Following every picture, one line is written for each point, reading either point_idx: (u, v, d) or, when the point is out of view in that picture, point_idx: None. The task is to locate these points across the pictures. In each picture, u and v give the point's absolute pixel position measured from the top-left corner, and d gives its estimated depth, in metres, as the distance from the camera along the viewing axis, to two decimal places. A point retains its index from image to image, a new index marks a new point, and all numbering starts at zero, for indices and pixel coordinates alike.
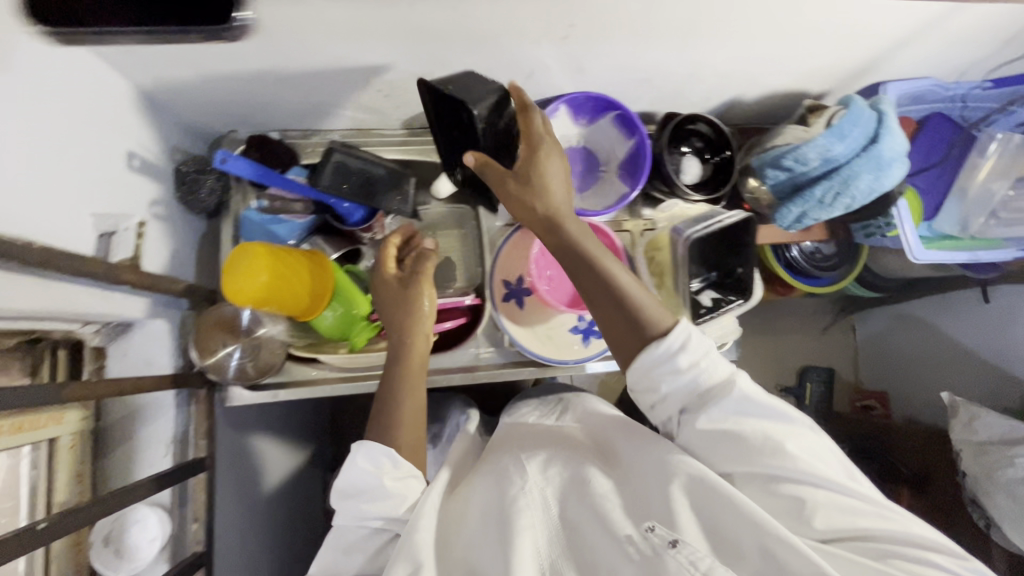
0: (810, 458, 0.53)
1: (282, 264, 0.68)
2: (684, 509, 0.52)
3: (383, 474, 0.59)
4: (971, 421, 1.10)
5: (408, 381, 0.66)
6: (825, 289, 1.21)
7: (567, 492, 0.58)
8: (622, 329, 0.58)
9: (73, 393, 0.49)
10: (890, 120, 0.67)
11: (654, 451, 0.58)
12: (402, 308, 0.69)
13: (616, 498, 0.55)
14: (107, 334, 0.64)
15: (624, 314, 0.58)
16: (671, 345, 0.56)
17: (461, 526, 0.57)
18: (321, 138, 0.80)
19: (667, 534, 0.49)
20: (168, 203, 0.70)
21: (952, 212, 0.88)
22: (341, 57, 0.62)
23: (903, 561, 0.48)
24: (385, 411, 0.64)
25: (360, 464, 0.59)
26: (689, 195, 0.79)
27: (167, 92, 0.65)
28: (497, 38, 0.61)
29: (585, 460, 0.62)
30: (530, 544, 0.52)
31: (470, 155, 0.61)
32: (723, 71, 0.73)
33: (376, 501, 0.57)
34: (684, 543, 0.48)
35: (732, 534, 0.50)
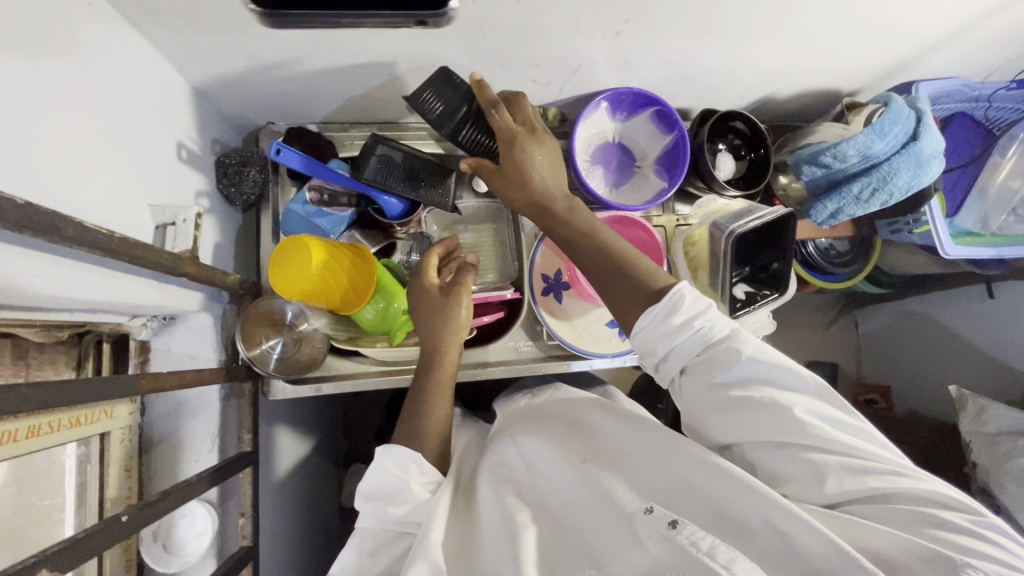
0: (819, 421, 0.50)
1: (334, 260, 0.68)
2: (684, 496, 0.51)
3: (408, 478, 0.60)
4: (981, 413, 1.13)
5: (434, 387, 0.68)
6: (838, 285, 1.24)
7: (564, 484, 0.57)
8: (625, 297, 0.58)
9: (146, 384, 0.50)
10: (928, 118, 0.69)
11: (650, 435, 0.58)
12: (439, 318, 0.70)
13: (616, 485, 0.54)
14: (153, 328, 0.64)
15: (624, 286, 0.59)
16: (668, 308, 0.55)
17: (475, 530, 0.57)
18: (358, 131, 0.80)
19: (667, 514, 0.48)
20: (210, 195, 0.69)
21: (973, 209, 0.91)
22: (396, 48, 0.61)
23: (934, 526, 0.45)
24: (416, 416, 0.66)
25: (387, 468, 0.60)
26: (727, 190, 0.80)
27: (214, 82, 0.64)
28: (551, 33, 0.62)
29: (582, 447, 0.61)
30: (533, 539, 0.52)
31: (464, 162, 0.65)
32: (763, 69, 0.74)
33: (403, 504, 0.58)
34: (684, 521, 0.47)
35: (738, 514, 0.48)
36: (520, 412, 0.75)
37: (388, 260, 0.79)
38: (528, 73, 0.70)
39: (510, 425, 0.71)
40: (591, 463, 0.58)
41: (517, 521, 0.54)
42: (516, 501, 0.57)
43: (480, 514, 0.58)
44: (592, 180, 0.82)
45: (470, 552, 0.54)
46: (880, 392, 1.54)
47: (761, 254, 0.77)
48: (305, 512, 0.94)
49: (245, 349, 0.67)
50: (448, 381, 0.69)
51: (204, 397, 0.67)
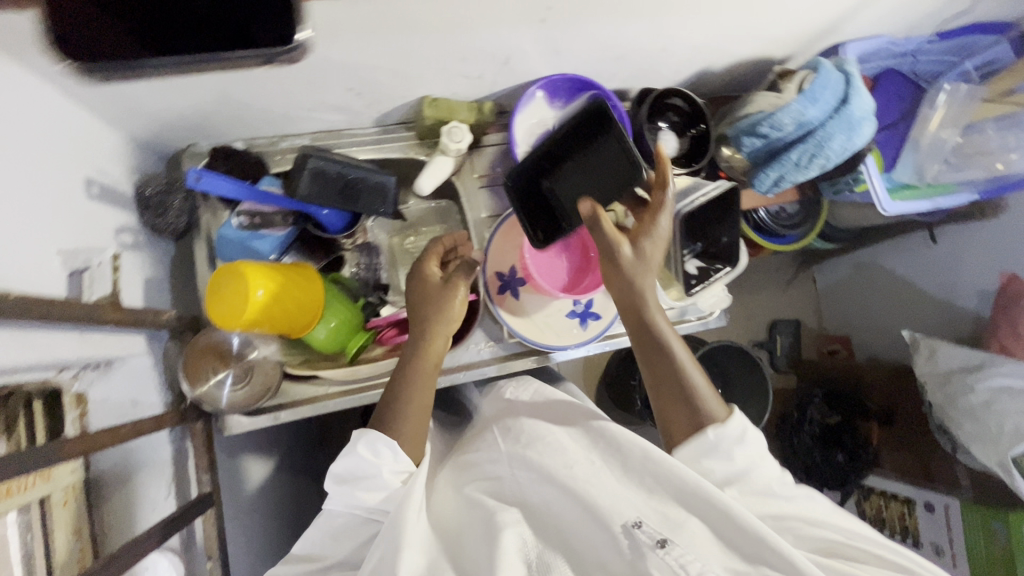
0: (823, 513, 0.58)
1: (285, 289, 0.64)
2: (675, 513, 0.55)
3: (381, 465, 0.60)
4: (933, 354, 1.19)
5: (419, 381, 0.67)
6: (791, 246, 1.27)
7: (552, 492, 0.59)
8: (683, 416, 0.62)
9: (72, 449, 0.46)
10: (856, 81, 0.70)
11: (640, 448, 0.60)
12: (432, 307, 0.69)
13: (604, 494, 0.56)
14: (86, 377, 0.57)
15: (681, 402, 0.63)
16: (728, 438, 0.60)
17: (459, 534, 0.58)
18: (289, 144, 0.76)
19: (655, 534, 0.52)
20: (134, 230, 0.65)
21: (909, 161, 0.93)
22: (311, 57, 0.58)
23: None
24: (393, 405, 0.65)
25: (362, 453, 0.59)
26: (672, 169, 0.79)
27: (119, 110, 0.60)
28: (474, 26, 0.59)
29: (570, 452, 0.63)
30: (513, 539, 0.53)
31: (590, 202, 0.66)
32: (695, 44, 0.73)
33: (371, 489, 0.58)
34: (672, 543, 0.51)
35: (725, 535, 0.53)
36: (501, 412, 0.77)
37: (335, 275, 0.79)
38: (457, 68, 0.67)
39: (496, 425, 0.73)
40: (578, 471, 0.60)
41: (500, 521, 0.56)
42: (501, 505, 0.58)
43: (461, 514, 0.60)
44: None
45: (450, 547, 0.56)
46: (840, 342, 1.65)
47: (711, 228, 0.78)
48: (283, 538, 0.92)
49: (190, 387, 0.65)
50: (431, 375, 0.68)
51: (151, 442, 0.65)
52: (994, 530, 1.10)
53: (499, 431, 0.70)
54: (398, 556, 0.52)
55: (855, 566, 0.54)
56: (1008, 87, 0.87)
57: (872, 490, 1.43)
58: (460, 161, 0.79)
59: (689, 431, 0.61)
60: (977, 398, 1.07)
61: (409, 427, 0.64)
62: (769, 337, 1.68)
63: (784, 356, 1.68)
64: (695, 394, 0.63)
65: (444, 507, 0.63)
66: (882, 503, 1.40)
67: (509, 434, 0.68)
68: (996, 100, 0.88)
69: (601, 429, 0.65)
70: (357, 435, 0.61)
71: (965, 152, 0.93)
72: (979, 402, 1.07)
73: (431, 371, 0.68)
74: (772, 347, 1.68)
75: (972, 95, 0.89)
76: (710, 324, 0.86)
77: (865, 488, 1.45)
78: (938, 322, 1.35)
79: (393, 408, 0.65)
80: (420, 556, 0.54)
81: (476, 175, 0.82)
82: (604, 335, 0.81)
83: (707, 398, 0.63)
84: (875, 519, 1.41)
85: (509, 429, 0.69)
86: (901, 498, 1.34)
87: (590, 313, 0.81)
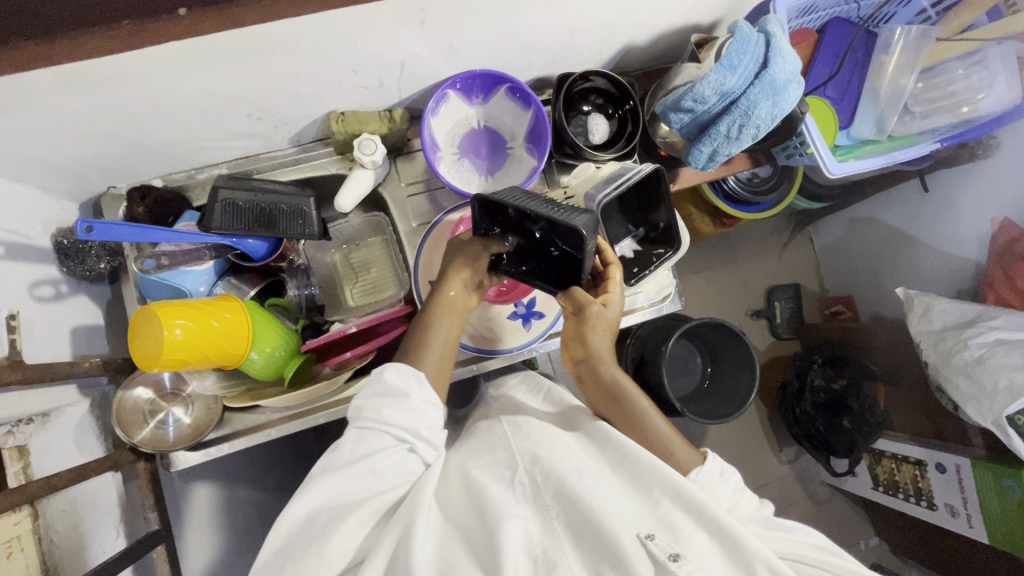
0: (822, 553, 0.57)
1: (206, 339, 0.64)
2: (685, 526, 0.52)
3: (408, 390, 0.57)
4: (927, 311, 1.10)
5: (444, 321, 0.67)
6: (770, 212, 1.17)
7: (558, 493, 0.55)
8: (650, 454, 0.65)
9: None
10: (776, 42, 0.65)
11: (649, 459, 0.57)
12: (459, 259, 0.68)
13: (613, 504, 0.54)
14: (24, 430, 0.59)
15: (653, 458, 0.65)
16: (709, 478, 0.62)
17: (462, 524, 0.54)
18: (207, 175, 0.76)
19: (668, 548, 0.49)
20: (57, 281, 0.67)
21: (868, 114, 0.87)
22: (188, 89, 0.57)
23: None
24: (416, 340, 0.65)
25: (388, 379, 0.58)
26: (598, 156, 0.76)
27: (12, 168, 0.60)
28: (348, 38, 0.56)
29: (579, 458, 0.60)
30: (518, 531, 0.51)
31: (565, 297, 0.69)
32: (605, 22, 0.69)
33: (400, 411, 0.56)
34: (684, 558, 0.49)
35: (734, 552, 0.51)
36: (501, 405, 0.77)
37: (274, 300, 0.78)
38: (352, 81, 0.65)
39: (504, 420, 0.70)
40: (588, 476, 0.56)
41: (505, 510, 0.52)
42: (502, 493, 0.55)
43: (465, 499, 0.57)
44: (462, 174, 0.78)
45: (460, 533, 0.53)
46: (843, 302, 1.48)
47: (648, 212, 0.74)
48: None
49: (128, 436, 0.67)
50: (455, 314, 0.68)
51: (98, 485, 0.66)
52: (1008, 487, 0.98)
53: (507, 426, 0.68)
54: (412, 544, 0.50)
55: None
56: (966, 23, 0.81)
57: (882, 453, 1.28)
58: (383, 172, 0.78)
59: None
60: (971, 355, 0.99)
61: (436, 353, 0.65)
62: (767, 304, 1.53)
63: (785, 323, 1.53)
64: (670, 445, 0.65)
65: (449, 493, 0.59)
66: (895, 466, 1.25)
67: (519, 432, 0.65)
68: (952, 39, 0.83)
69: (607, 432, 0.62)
70: (386, 363, 0.59)
71: (928, 98, 0.87)
72: (974, 359, 0.99)
73: (456, 308, 0.68)
74: (772, 314, 1.52)
75: (927, 33, 0.84)
76: (663, 310, 0.84)
77: (875, 451, 1.30)
78: (942, 276, 1.22)
79: (418, 337, 0.65)
80: (428, 542, 0.52)
81: (403, 183, 0.81)
82: (546, 335, 0.80)
83: (679, 445, 0.66)
84: (888, 484, 1.28)
85: (519, 427, 0.67)
86: (911, 460, 1.19)
87: (532, 313, 0.79)
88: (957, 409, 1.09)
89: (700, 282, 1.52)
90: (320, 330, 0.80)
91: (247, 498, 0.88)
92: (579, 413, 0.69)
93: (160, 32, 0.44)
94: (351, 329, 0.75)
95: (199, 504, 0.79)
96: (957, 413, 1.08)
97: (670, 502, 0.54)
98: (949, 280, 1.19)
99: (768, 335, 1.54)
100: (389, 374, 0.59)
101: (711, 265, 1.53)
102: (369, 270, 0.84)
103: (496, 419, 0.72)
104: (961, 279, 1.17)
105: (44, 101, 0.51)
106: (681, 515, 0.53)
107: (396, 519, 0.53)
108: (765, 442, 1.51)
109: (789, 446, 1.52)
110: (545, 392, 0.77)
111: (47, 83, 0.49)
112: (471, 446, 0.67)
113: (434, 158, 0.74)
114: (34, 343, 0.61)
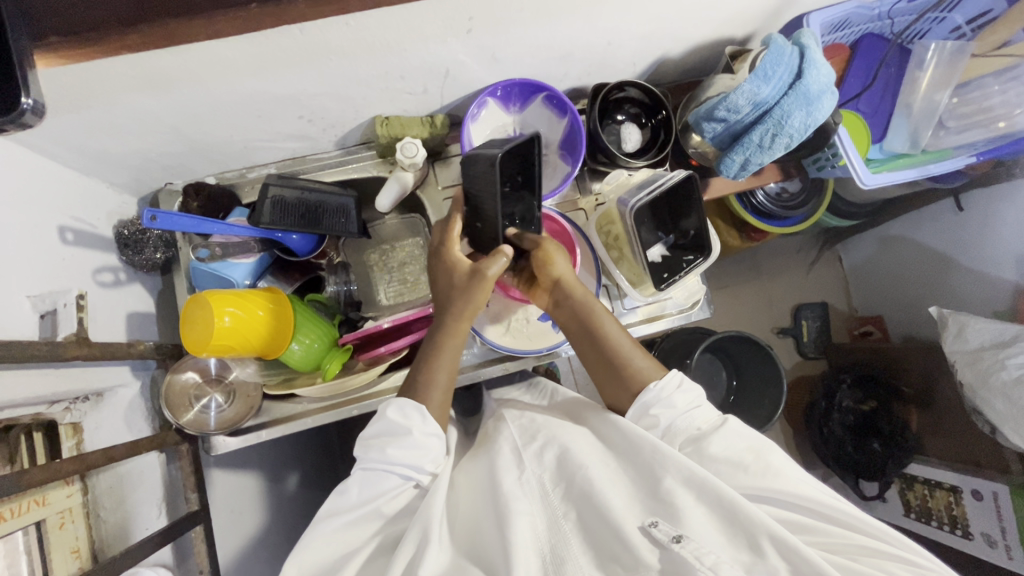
0: (803, 485, 0.54)
1: (238, 334, 0.66)
2: (688, 506, 0.51)
3: (412, 427, 0.59)
4: (961, 331, 1.06)
5: (444, 353, 0.65)
6: (800, 227, 1.16)
7: (569, 489, 0.55)
8: (616, 379, 0.66)
9: (33, 479, 0.49)
10: (812, 54, 0.67)
11: (651, 443, 0.56)
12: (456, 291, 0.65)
13: (618, 497, 0.53)
14: (79, 408, 0.62)
15: (617, 376, 0.66)
16: (666, 387, 0.63)
17: (480, 527, 0.55)
18: (257, 174, 0.80)
19: (671, 531, 0.48)
20: (117, 268, 0.71)
21: (900, 128, 0.88)
22: (250, 90, 0.61)
23: (875, 556, 0.50)
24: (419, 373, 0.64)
25: (392, 418, 0.59)
26: (631, 163, 0.78)
27: (84, 161, 0.65)
28: (399, 45, 0.60)
29: (586, 451, 0.59)
30: (526, 528, 0.51)
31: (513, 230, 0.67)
32: (641, 34, 0.71)
33: (404, 449, 0.58)
34: (688, 538, 0.47)
35: (743, 524, 0.49)
36: (513, 403, 0.78)
37: (314, 295, 0.82)
38: (398, 86, 0.69)
39: (511, 421, 0.70)
40: (595, 471, 0.56)
41: (514, 507, 0.52)
42: (512, 487, 0.55)
43: (479, 507, 0.57)
44: None
45: (470, 548, 0.53)
46: (873, 323, 1.44)
47: (678, 220, 0.75)
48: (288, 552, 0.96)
49: (175, 417, 0.69)
50: (456, 348, 0.66)
51: (145, 464, 0.69)
52: None
53: (514, 427, 0.68)
54: (427, 551, 0.50)
55: (865, 563, 0.49)
56: (1001, 39, 0.81)
57: (914, 478, 1.23)
58: (422, 175, 0.81)
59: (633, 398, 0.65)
60: (1010, 375, 0.95)
61: (440, 395, 0.64)
62: (794, 322, 1.51)
63: (812, 342, 1.50)
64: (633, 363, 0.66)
65: (462, 509, 0.59)
66: (927, 492, 1.20)
67: (525, 432, 0.65)
68: (988, 55, 0.83)
69: (613, 424, 0.62)
70: (387, 401, 0.61)
71: (963, 112, 0.87)
72: (1013, 379, 0.95)
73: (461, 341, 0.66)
74: (799, 333, 1.50)
75: (961, 50, 0.84)
76: (691, 318, 0.86)
77: (907, 476, 1.25)
78: (979, 295, 1.16)
79: (423, 376, 0.64)
80: (443, 554, 0.52)
81: (440, 186, 0.84)
82: None
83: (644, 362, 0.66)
84: (921, 510, 1.21)
85: (526, 428, 0.66)
86: (945, 486, 1.15)
87: None
88: (994, 433, 1.04)
89: (726, 297, 1.51)
90: (356, 327, 0.83)
91: (276, 488, 0.90)
92: (586, 409, 0.69)
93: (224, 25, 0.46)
94: (385, 325, 0.77)
95: (233, 492, 0.82)
96: (995, 436, 1.03)
97: (671, 480, 0.53)
98: (984, 301, 1.15)
99: (795, 353, 1.51)
100: (392, 411, 0.60)
101: (736, 281, 1.51)
102: (402, 270, 0.86)
103: (502, 421, 0.72)
104: (1000, 301, 1.12)
105: (123, 98, 0.56)
106: (684, 495, 0.52)
107: (412, 528, 0.53)
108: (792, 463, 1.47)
109: (816, 469, 1.48)
110: (549, 395, 0.79)
111: (128, 80, 0.53)
112: (484, 448, 0.67)
113: None
114: (95, 325, 0.65)
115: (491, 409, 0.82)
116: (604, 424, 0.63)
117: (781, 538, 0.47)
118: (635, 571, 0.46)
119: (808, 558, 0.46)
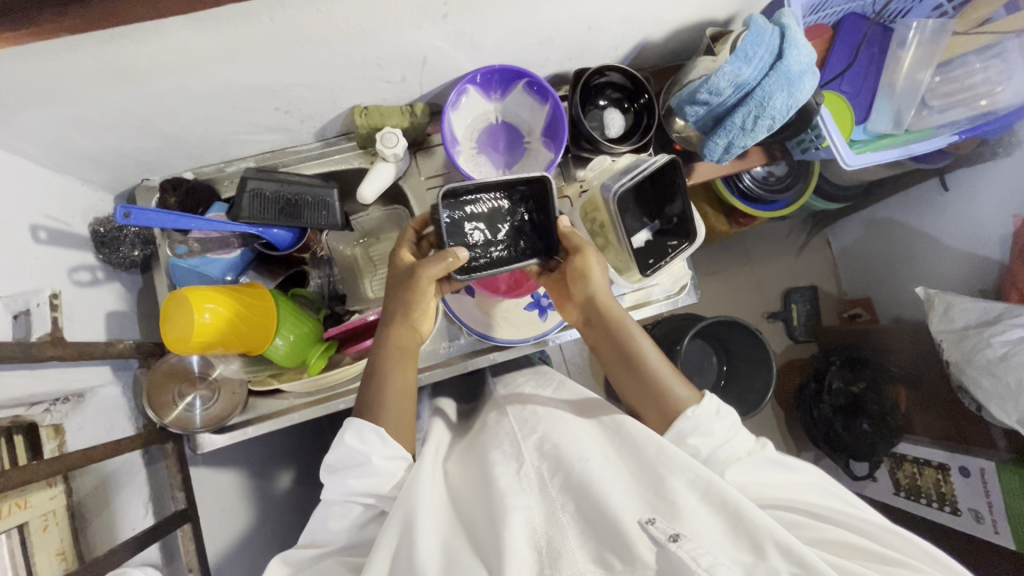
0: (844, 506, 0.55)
1: (219, 327, 0.65)
2: (690, 506, 0.50)
3: (370, 452, 0.59)
4: (948, 310, 1.06)
5: (389, 367, 0.67)
6: (787, 211, 1.15)
7: (568, 488, 0.53)
8: (649, 399, 0.64)
9: (9, 481, 0.48)
10: (793, 34, 0.66)
11: (656, 443, 0.56)
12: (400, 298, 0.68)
13: (619, 491, 0.52)
14: (61, 409, 0.61)
15: (652, 396, 0.64)
16: (705, 414, 0.60)
17: (476, 529, 0.53)
18: (235, 169, 0.79)
19: (668, 530, 0.47)
20: (93, 266, 0.70)
21: (883, 109, 0.88)
22: (224, 82, 0.59)
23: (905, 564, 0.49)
24: (369, 392, 0.65)
25: (349, 442, 0.59)
26: (614, 149, 0.78)
27: (55, 157, 0.63)
28: (374, 31, 0.59)
29: (586, 445, 0.58)
30: (520, 523, 0.50)
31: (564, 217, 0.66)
32: (622, 18, 0.70)
33: (365, 477, 0.58)
34: (684, 538, 0.46)
35: (750, 525, 0.48)
36: (512, 395, 0.78)
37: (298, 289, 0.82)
38: (375, 75, 0.68)
39: (513, 413, 0.69)
40: (594, 464, 0.55)
41: (510, 503, 0.51)
42: (511, 483, 0.55)
43: (473, 504, 0.56)
44: (480, 168, 0.80)
45: (464, 537, 0.53)
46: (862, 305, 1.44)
47: (664, 205, 0.73)
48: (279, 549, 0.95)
49: (159, 416, 0.69)
50: (405, 359, 0.68)
51: (130, 463, 0.69)
52: None
53: (516, 421, 0.66)
54: (416, 540, 0.51)
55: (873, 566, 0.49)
56: (982, 17, 0.81)
57: (903, 457, 1.23)
58: (404, 166, 0.80)
59: (666, 424, 0.61)
60: (995, 353, 0.95)
61: (394, 404, 0.64)
62: (784, 306, 1.51)
63: (801, 326, 1.50)
64: (665, 385, 0.63)
65: (459, 501, 0.59)
66: (916, 471, 1.20)
67: (526, 426, 0.64)
68: (970, 33, 0.83)
69: (619, 422, 0.61)
70: (346, 424, 0.61)
71: (944, 92, 0.88)
72: (998, 357, 0.95)
73: (407, 355, 0.69)
74: (788, 317, 1.51)
75: (943, 28, 0.84)
76: (678, 303, 0.87)
77: (896, 455, 1.25)
78: (965, 275, 1.16)
79: (375, 394, 0.64)
80: (435, 537, 0.53)
81: (423, 177, 0.83)
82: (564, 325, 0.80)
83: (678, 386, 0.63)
84: (910, 489, 1.22)
85: (526, 421, 0.66)
86: (934, 464, 1.15)
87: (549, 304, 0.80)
88: (980, 410, 1.04)
89: (716, 283, 1.51)
90: (341, 320, 0.83)
91: (264, 485, 0.89)
92: (596, 406, 0.68)
93: (186, 7, 0.45)
94: (371, 317, 0.77)
95: (222, 489, 0.81)
96: (981, 414, 1.04)
97: (676, 480, 0.52)
98: (969, 281, 1.15)
99: (785, 338, 1.52)
100: (350, 436, 0.60)
101: (726, 266, 1.52)
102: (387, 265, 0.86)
103: (504, 414, 0.70)
104: (985, 279, 1.11)
105: (91, 92, 0.54)
106: (687, 493, 0.51)
107: (396, 513, 0.54)
108: (783, 445, 1.48)
109: (807, 451, 1.48)
110: (553, 384, 0.77)
111: (92, 72, 0.52)
112: (480, 443, 0.66)
113: (454, 151, 0.76)
114: (70, 324, 0.64)
115: (496, 399, 0.80)
116: (609, 419, 0.62)
117: (786, 546, 0.46)
118: (631, 566, 0.45)
119: (812, 562, 0.45)
